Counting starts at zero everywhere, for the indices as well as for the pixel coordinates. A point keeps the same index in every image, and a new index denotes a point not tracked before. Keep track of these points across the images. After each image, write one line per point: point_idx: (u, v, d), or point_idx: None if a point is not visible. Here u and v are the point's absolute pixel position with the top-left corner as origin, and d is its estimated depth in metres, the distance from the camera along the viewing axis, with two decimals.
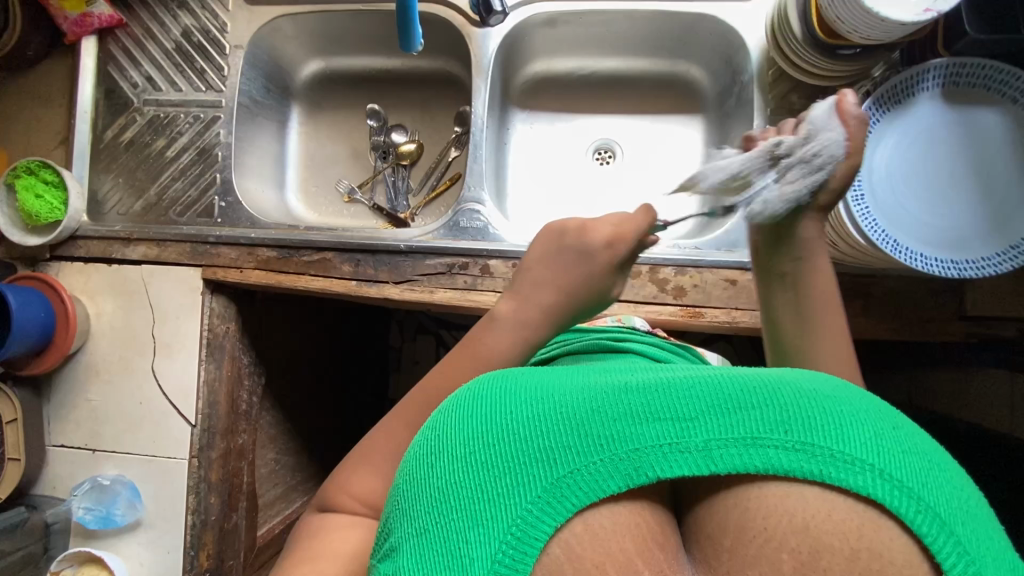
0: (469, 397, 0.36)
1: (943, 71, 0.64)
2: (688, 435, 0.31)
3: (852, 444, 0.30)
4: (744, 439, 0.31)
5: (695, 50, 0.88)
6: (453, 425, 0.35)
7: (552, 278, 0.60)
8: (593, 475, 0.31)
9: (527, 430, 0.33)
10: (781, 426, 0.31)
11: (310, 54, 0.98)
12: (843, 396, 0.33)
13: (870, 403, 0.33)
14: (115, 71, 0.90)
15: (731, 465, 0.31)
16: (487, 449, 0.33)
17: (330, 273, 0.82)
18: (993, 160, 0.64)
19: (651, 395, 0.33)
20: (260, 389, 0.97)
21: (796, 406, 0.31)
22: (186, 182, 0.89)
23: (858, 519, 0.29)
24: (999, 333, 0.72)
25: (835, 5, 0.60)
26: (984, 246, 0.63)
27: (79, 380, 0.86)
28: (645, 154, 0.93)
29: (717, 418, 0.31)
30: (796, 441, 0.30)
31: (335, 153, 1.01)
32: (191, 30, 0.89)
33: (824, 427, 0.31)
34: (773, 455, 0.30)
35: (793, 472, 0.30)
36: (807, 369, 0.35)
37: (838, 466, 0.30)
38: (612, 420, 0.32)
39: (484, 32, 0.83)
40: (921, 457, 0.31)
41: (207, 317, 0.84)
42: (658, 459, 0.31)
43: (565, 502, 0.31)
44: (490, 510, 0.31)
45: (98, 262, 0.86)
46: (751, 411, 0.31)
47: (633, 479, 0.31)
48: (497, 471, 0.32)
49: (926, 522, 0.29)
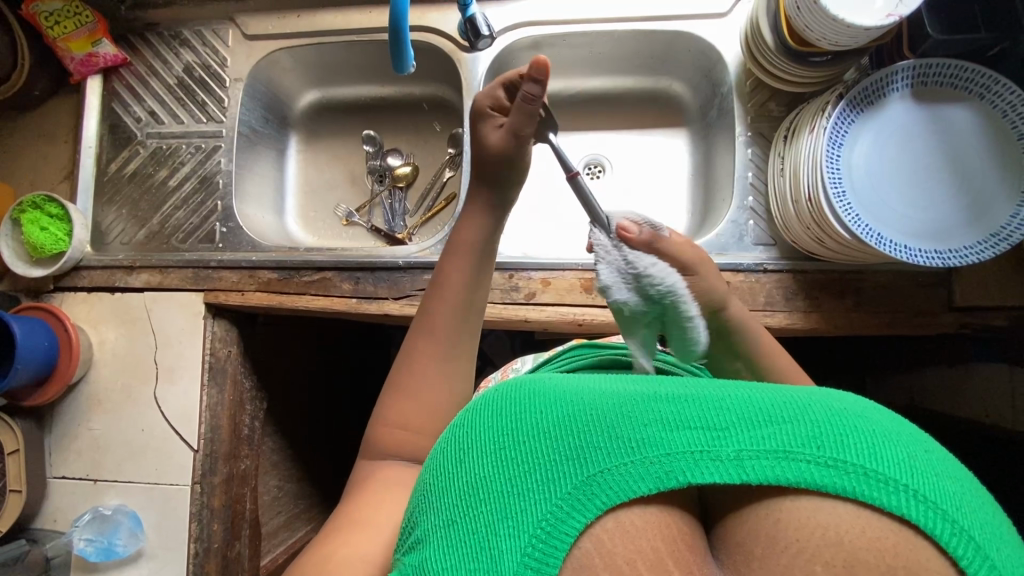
0: (498, 397, 0.37)
1: (911, 72, 0.67)
2: (720, 444, 0.32)
3: (886, 463, 0.30)
4: (776, 451, 0.31)
5: (675, 67, 0.92)
6: (483, 421, 0.36)
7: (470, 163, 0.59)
8: (623, 476, 0.32)
9: (558, 431, 0.33)
10: (813, 441, 0.31)
11: (306, 85, 1.02)
12: (874, 417, 0.33)
13: (900, 425, 0.33)
14: (118, 106, 0.93)
15: (763, 475, 0.31)
16: (518, 447, 0.33)
17: (331, 292, 0.83)
18: (967, 155, 0.67)
19: (682, 405, 0.33)
20: (262, 414, 0.97)
21: (828, 422, 0.32)
22: (188, 211, 0.91)
23: (894, 537, 0.29)
24: (989, 322, 0.74)
25: (803, 15, 0.64)
26: (966, 235, 0.65)
27: (81, 410, 0.86)
28: (634, 167, 0.96)
29: (748, 430, 0.32)
30: (829, 456, 0.31)
31: (333, 179, 1.04)
32: (192, 65, 0.93)
33: (856, 445, 0.31)
34: (806, 469, 0.31)
35: (826, 486, 0.30)
36: (838, 390, 0.36)
37: (870, 484, 0.30)
38: (642, 425, 0.33)
39: (472, 57, 0.87)
40: (953, 482, 0.31)
41: (209, 341, 0.85)
42: (689, 464, 0.31)
43: (595, 500, 0.31)
44: (520, 505, 0.32)
45: (101, 291, 0.88)
46: (784, 424, 0.32)
47: (664, 482, 0.31)
48: (529, 469, 0.33)
49: (960, 544, 0.29)
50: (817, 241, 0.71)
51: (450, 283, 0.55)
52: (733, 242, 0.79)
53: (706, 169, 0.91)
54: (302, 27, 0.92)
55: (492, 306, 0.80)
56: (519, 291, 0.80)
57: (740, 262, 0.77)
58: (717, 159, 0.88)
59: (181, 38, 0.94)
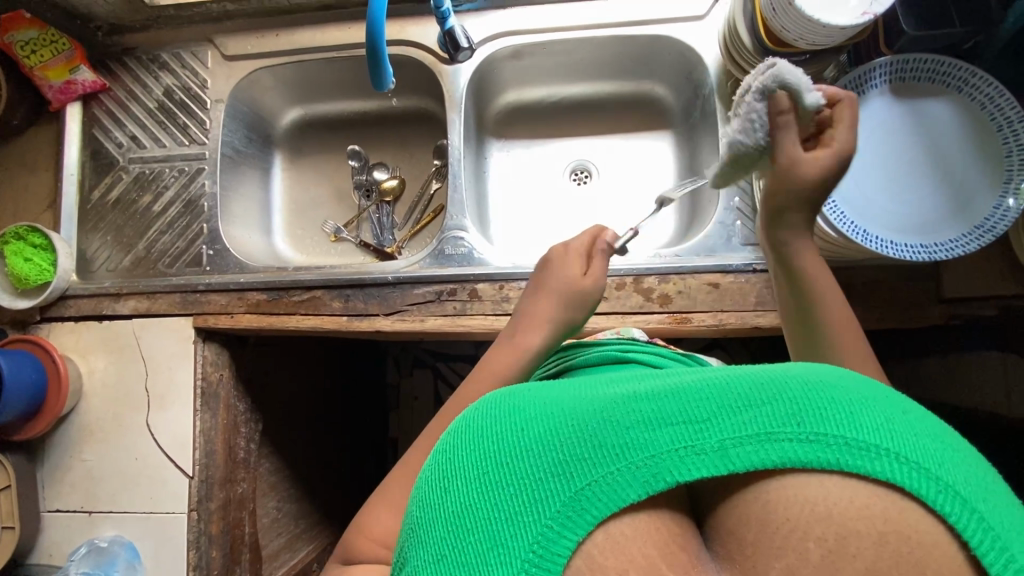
0: (478, 418, 0.37)
1: (888, 68, 0.67)
2: (703, 437, 0.31)
3: (866, 430, 0.30)
4: (758, 435, 0.31)
5: (656, 70, 0.91)
6: (464, 447, 0.35)
7: (540, 293, 0.68)
8: (610, 486, 0.31)
9: (540, 445, 0.33)
10: (793, 418, 0.31)
11: (288, 103, 1.01)
12: (849, 385, 0.33)
13: (876, 389, 0.34)
14: (99, 133, 0.93)
15: (748, 461, 0.31)
16: (501, 469, 0.33)
17: (321, 311, 0.83)
18: (947, 148, 0.67)
19: (661, 401, 0.33)
20: (258, 436, 0.96)
21: (805, 396, 0.32)
22: (173, 234, 0.90)
23: (881, 502, 0.29)
24: (979, 312, 0.74)
25: (779, 16, 0.64)
26: (949, 229, 0.66)
27: (73, 441, 0.85)
28: (619, 171, 0.96)
29: (729, 417, 0.31)
30: (811, 432, 0.31)
31: (319, 196, 1.03)
32: (173, 88, 0.92)
33: (835, 416, 0.31)
34: (789, 448, 0.30)
35: (809, 462, 0.30)
36: (813, 362, 0.35)
37: (852, 453, 0.30)
38: (624, 429, 0.32)
39: (454, 68, 0.87)
40: (934, 440, 0.31)
41: (200, 365, 0.85)
42: (674, 463, 0.31)
43: (586, 515, 0.31)
44: (510, 529, 0.31)
45: (90, 320, 0.87)
46: (764, 406, 0.31)
47: (652, 485, 0.31)
48: (515, 490, 0.32)
49: (947, 501, 0.29)
50: None
51: (492, 371, 0.63)
52: (720, 243, 0.80)
53: (693, 172, 0.91)
54: (281, 46, 0.91)
55: (484, 318, 0.80)
56: (509, 301, 0.80)
57: (729, 263, 0.78)
58: (703, 159, 0.89)
59: (160, 61, 0.93)
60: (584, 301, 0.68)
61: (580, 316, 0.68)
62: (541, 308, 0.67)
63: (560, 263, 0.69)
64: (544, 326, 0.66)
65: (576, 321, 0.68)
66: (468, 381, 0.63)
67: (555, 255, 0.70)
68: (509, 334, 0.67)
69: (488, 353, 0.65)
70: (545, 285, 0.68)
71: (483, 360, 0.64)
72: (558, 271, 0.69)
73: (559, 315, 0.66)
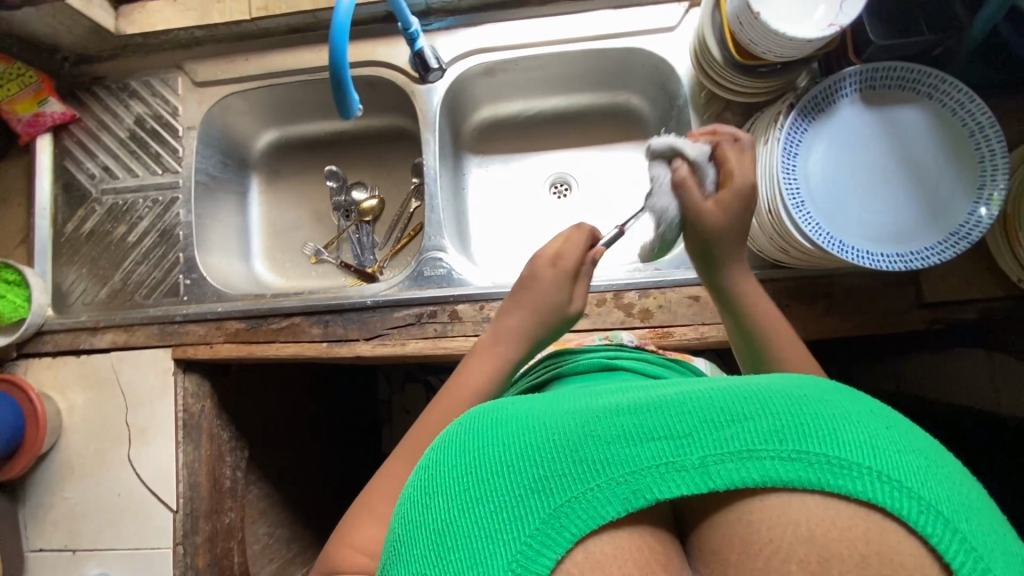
0: (460, 431, 0.35)
1: (858, 77, 0.67)
2: (684, 453, 0.30)
3: (849, 448, 0.29)
4: (740, 452, 0.29)
5: (631, 82, 0.91)
6: (445, 462, 0.33)
7: (518, 306, 0.67)
8: (590, 502, 0.30)
9: (521, 460, 0.31)
10: (775, 435, 0.29)
11: (262, 127, 1.00)
12: (833, 399, 0.31)
13: (862, 403, 0.32)
14: (71, 164, 0.91)
15: (730, 480, 0.29)
16: (482, 484, 0.31)
17: (300, 337, 0.82)
18: (921, 153, 0.67)
19: (644, 415, 0.31)
20: (244, 463, 0.95)
21: (789, 412, 0.30)
22: (149, 265, 0.89)
23: (863, 523, 0.28)
24: (960, 316, 0.74)
25: (745, 30, 0.64)
26: (925, 237, 0.65)
27: (55, 479, 0.84)
28: (599, 183, 0.96)
29: (712, 433, 0.30)
30: (792, 449, 0.29)
31: (298, 218, 1.02)
32: (144, 116, 0.91)
33: (817, 432, 0.29)
34: (771, 467, 0.29)
35: (791, 481, 0.29)
36: (797, 373, 0.34)
37: (833, 472, 0.29)
38: (607, 443, 0.30)
39: (426, 88, 0.86)
40: (916, 456, 0.29)
41: (181, 397, 0.84)
42: (655, 480, 0.30)
43: (565, 533, 0.30)
44: (489, 547, 0.29)
45: (67, 355, 0.86)
46: (747, 421, 0.30)
47: (632, 502, 0.30)
48: (493, 507, 0.30)
49: (929, 522, 0.27)
50: (781, 250, 0.71)
51: (464, 389, 0.61)
52: None
53: None
54: (251, 70, 0.90)
55: (466, 339, 0.79)
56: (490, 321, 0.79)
57: None
58: None
59: (130, 89, 0.92)
60: (563, 315, 0.67)
61: (558, 325, 0.68)
62: (516, 325, 0.66)
63: (547, 280, 0.67)
64: (516, 341, 0.66)
65: (554, 330, 0.68)
66: (438, 398, 0.61)
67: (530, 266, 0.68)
68: (478, 350, 0.65)
69: (456, 370, 0.64)
70: (524, 301, 0.66)
71: (453, 379, 0.63)
72: (537, 285, 0.67)
73: (536, 328, 0.66)
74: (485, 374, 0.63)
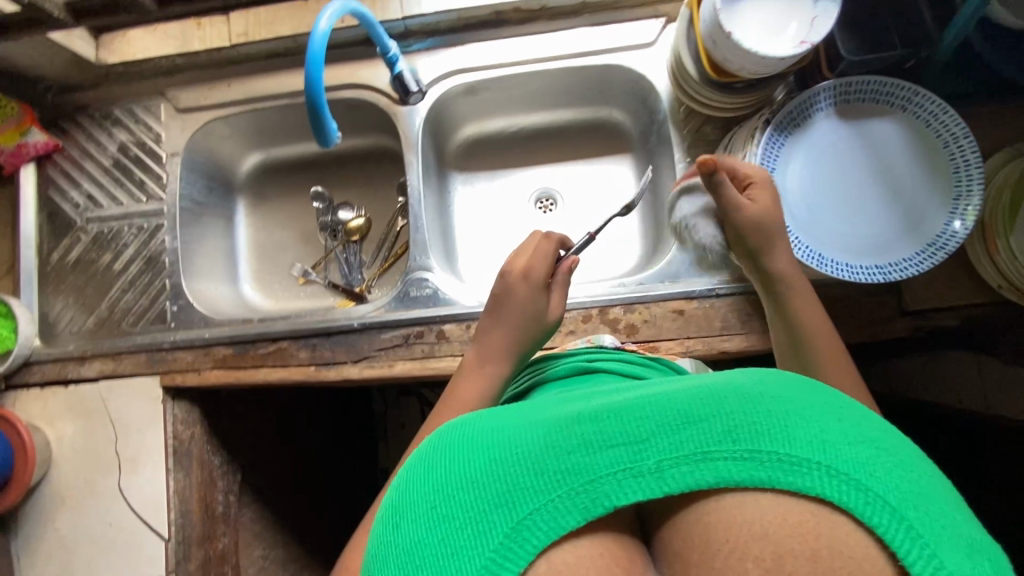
0: (431, 451, 0.36)
1: (832, 92, 0.68)
2: (642, 458, 0.31)
3: (798, 445, 0.30)
4: (694, 454, 0.30)
5: (612, 96, 0.91)
6: (414, 482, 0.34)
7: (494, 321, 0.68)
8: (551, 514, 0.30)
9: (486, 474, 0.32)
10: (729, 436, 0.30)
11: (247, 149, 1.00)
12: (786, 395, 0.32)
13: (819, 397, 0.33)
14: (55, 193, 0.91)
15: (685, 483, 0.30)
16: (448, 501, 0.31)
17: (288, 361, 0.82)
18: (896, 164, 0.67)
19: (603, 423, 0.32)
20: (237, 486, 0.95)
21: (743, 413, 0.31)
22: (135, 292, 0.89)
23: (815, 519, 0.28)
24: (942, 323, 0.74)
25: (719, 48, 0.64)
26: (903, 247, 0.66)
27: (45, 511, 0.84)
28: (583, 197, 0.96)
29: (666, 438, 0.31)
30: (744, 449, 0.30)
31: (285, 239, 1.02)
32: (127, 144, 0.91)
33: (769, 431, 0.30)
34: (725, 468, 0.30)
35: (743, 481, 0.29)
36: (754, 372, 0.35)
37: (784, 469, 0.29)
38: (566, 453, 0.31)
39: (408, 110, 0.86)
40: (864, 447, 0.30)
41: (171, 425, 0.84)
42: (613, 488, 0.30)
43: (527, 545, 0.30)
44: (455, 563, 0.29)
45: (55, 385, 0.86)
46: (700, 424, 0.31)
47: (592, 511, 0.30)
48: (458, 523, 0.31)
49: (875, 512, 0.28)
50: None
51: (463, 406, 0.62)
52: (683, 269, 0.81)
53: (654, 194, 0.91)
54: (233, 95, 0.90)
55: (453, 359, 0.79)
56: None
57: (692, 289, 0.78)
58: (661, 179, 0.88)
59: (113, 117, 0.92)
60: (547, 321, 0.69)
61: (546, 330, 0.69)
62: (500, 342, 0.66)
63: (521, 293, 0.68)
64: (504, 356, 0.66)
65: (542, 337, 0.69)
66: (432, 419, 0.61)
67: (500, 281, 0.69)
68: (466, 371, 0.66)
69: (448, 391, 0.65)
70: (500, 315, 0.67)
71: (447, 398, 0.63)
72: (510, 298, 0.68)
73: (519, 338, 0.67)
74: (474, 391, 0.63)
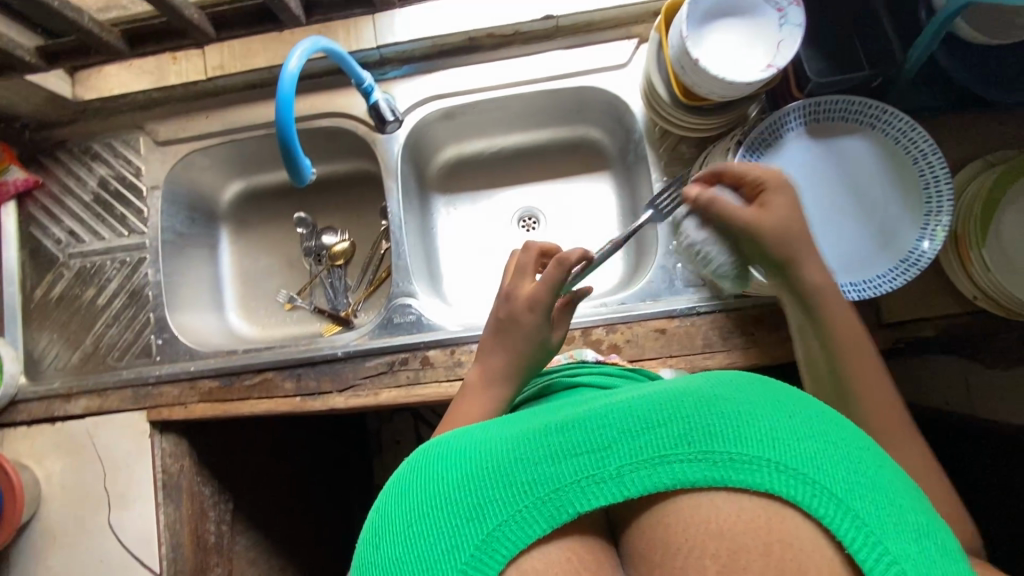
0: (419, 465, 0.41)
1: (802, 112, 0.69)
2: (603, 465, 0.35)
3: (749, 444, 0.34)
4: (651, 459, 0.34)
5: (589, 116, 0.92)
6: (403, 494, 0.39)
7: (497, 344, 0.66)
8: (520, 523, 0.34)
9: (463, 488, 0.36)
10: (683, 440, 0.34)
11: (229, 178, 1.00)
12: (739, 397, 0.36)
13: (773, 396, 0.37)
14: (37, 230, 0.91)
15: (643, 486, 0.34)
16: (430, 514, 0.36)
17: (274, 392, 0.82)
18: (868, 180, 0.68)
19: (569, 433, 0.36)
20: (229, 515, 0.95)
21: (697, 417, 0.35)
22: (120, 326, 0.89)
23: (766, 514, 0.32)
24: (920, 334, 0.75)
25: (688, 74, 0.65)
26: (878, 264, 0.66)
27: (35, 549, 0.84)
28: (566, 216, 0.97)
29: (625, 446, 0.35)
30: (698, 451, 0.34)
31: (269, 265, 1.03)
32: (107, 178, 0.91)
33: (721, 433, 0.34)
34: (680, 470, 0.34)
35: (698, 481, 0.33)
36: (714, 375, 0.39)
37: (736, 468, 0.33)
38: (534, 464, 0.36)
39: (386, 137, 0.87)
40: (810, 440, 0.34)
41: (159, 459, 0.84)
42: (576, 495, 0.35)
43: (498, 554, 0.34)
44: (435, 569, 0.34)
45: (42, 423, 0.86)
46: (656, 429, 0.35)
47: (557, 518, 0.34)
48: (438, 534, 0.35)
49: (821, 504, 0.32)
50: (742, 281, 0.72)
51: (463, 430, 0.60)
52: (665, 287, 0.81)
53: (634, 211, 0.91)
54: (211, 127, 0.90)
55: (438, 385, 0.79)
56: (462, 365, 0.79)
57: (673, 308, 0.79)
58: (641, 196, 0.88)
59: (92, 152, 0.92)
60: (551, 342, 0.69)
61: (549, 348, 0.69)
62: (501, 364, 0.65)
63: (524, 320, 0.66)
64: (505, 378, 0.65)
65: (546, 356, 0.69)
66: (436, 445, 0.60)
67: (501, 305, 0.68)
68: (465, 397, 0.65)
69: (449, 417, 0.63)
70: (501, 340, 0.66)
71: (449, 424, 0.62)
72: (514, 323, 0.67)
73: (523, 358, 0.66)
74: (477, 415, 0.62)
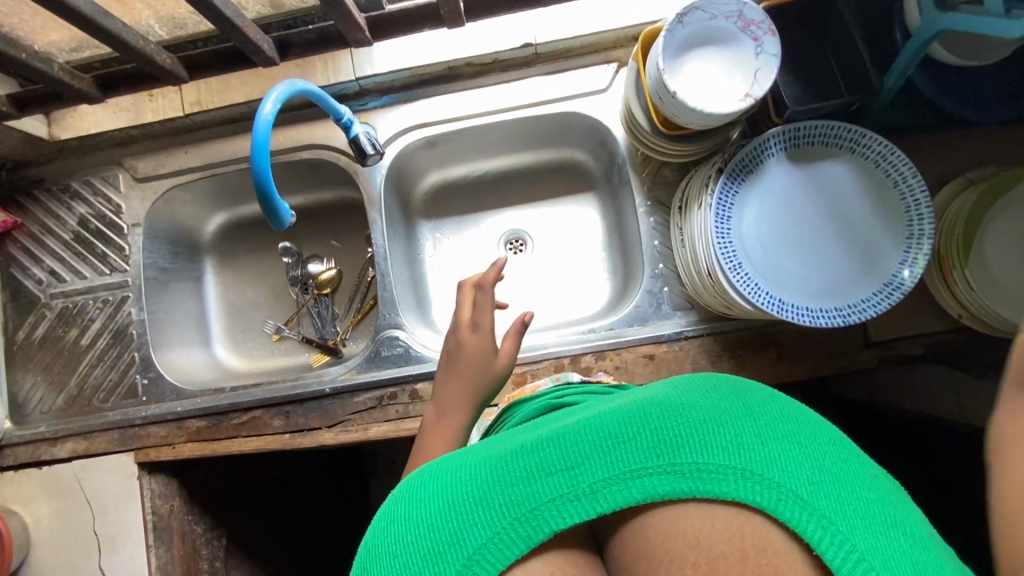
0: (400, 495, 0.40)
1: (781, 138, 0.69)
2: (575, 483, 0.35)
3: (715, 453, 0.34)
4: (622, 474, 0.34)
5: (572, 139, 0.91)
6: (382, 526, 0.38)
7: (450, 372, 0.67)
8: (498, 546, 0.34)
9: (441, 515, 0.36)
10: (653, 451, 0.35)
11: (211, 210, 0.99)
12: (706, 404, 0.37)
13: (738, 402, 0.37)
14: (17, 271, 0.90)
15: (614, 501, 0.34)
16: (409, 544, 0.36)
17: (263, 431, 0.82)
18: (849, 203, 0.68)
19: (543, 452, 0.36)
20: (223, 549, 0.94)
21: (666, 428, 0.35)
22: (104, 367, 0.88)
23: (736, 522, 0.33)
24: (908, 352, 0.75)
25: (665, 104, 0.64)
26: (862, 287, 0.66)
27: None
28: (553, 240, 0.96)
29: (597, 462, 0.35)
30: (667, 462, 0.34)
31: (255, 297, 1.02)
32: (87, 218, 0.90)
33: (688, 443, 0.34)
34: (650, 482, 0.34)
35: (668, 494, 0.34)
36: (682, 387, 0.39)
37: (703, 479, 0.34)
38: (510, 485, 0.36)
39: (369, 169, 0.86)
40: (778, 444, 0.35)
41: (148, 500, 0.83)
42: (552, 513, 0.35)
43: None
44: None
45: (29, 468, 0.85)
46: (626, 443, 0.35)
47: (534, 537, 0.35)
48: (417, 565, 0.35)
49: (788, 508, 0.33)
50: (726, 306, 0.72)
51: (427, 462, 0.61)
52: (652, 311, 0.81)
53: (621, 235, 0.91)
54: (190, 161, 0.89)
55: None
56: None
57: (661, 333, 0.79)
58: (627, 221, 0.88)
59: (71, 190, 0.91)
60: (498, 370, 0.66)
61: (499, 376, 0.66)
62: (457, 390, 0.65)
63: (471, 345, 0.67)
64: (463, 407, 0.65)
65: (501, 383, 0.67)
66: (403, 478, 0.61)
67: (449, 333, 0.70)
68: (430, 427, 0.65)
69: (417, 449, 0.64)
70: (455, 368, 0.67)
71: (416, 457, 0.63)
72: (460, 349, 0.67)
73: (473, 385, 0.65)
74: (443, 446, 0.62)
